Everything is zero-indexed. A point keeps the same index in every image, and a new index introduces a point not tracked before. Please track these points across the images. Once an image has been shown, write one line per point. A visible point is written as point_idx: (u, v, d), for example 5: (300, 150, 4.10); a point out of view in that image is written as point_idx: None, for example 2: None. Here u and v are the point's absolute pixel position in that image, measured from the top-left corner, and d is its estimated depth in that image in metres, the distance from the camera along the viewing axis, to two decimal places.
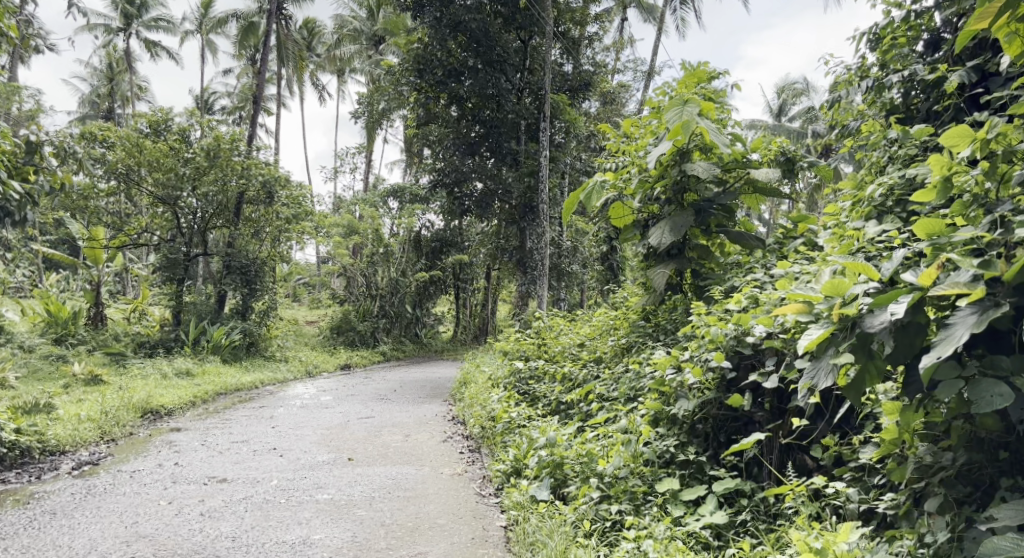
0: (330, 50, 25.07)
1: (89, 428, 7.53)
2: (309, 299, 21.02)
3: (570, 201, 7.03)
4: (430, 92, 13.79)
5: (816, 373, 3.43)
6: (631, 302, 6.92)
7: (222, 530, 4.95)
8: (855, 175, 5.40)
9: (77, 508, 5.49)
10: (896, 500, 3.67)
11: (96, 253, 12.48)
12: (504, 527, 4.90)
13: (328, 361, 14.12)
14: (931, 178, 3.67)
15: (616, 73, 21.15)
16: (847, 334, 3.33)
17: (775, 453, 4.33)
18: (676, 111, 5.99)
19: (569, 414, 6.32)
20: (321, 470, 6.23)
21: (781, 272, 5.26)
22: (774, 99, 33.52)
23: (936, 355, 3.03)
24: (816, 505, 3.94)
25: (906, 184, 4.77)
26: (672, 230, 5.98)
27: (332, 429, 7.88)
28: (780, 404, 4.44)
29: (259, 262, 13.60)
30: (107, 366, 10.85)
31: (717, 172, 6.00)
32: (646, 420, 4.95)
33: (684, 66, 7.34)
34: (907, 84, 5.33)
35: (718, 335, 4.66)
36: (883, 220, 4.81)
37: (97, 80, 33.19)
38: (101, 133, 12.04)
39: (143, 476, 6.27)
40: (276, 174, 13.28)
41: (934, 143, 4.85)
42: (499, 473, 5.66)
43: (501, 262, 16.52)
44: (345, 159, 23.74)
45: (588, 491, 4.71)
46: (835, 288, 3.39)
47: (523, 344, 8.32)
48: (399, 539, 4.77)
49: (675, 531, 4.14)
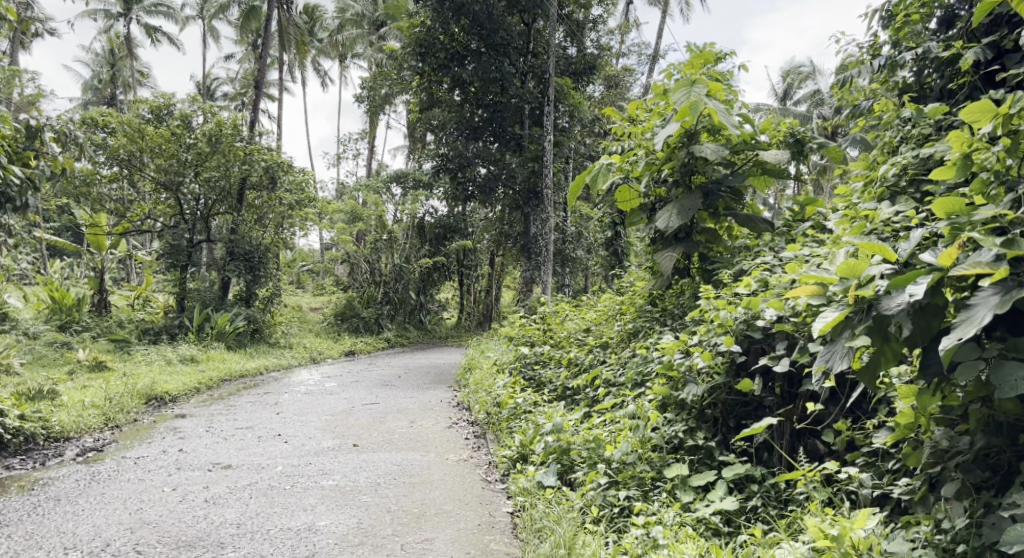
0: (332, 36, 24.94)
1: (94, 415, 7.50)
2: (312, 286, 21.01)
3: (575, 184, 6.89)
4: (433, 76, 13.70)
5: (831, 357, 3.35)
6: (637, 286, 6.83)
7: (226, 517, 4.91)
8: (867, 156, 5.31)
9: (81, 494, 5.45)
10: (912, 485, 3.60)
11: (99, 239, 12.45)
12: (511, 514, 4.85)
13: (333, 347, 14.10)
14: (950, 156, 3.58)
15: (621, 57, 21.03)
16: (863, 316, 3.25)
17: (787, 438, 4.28)
18: (683, 92, 5.94)
19: (575, 399, 6.27)
20: (327, 456, 6.20)
21: (791, 255, 5.20)
22: (780, 84, 33.37)
23: (957, 336, 2.95)
24: (829, 490, 3.88)
25: (920, 163, 4.70)
26: (679, 213, 5.92)
27: (336, 415, 7.84)
28: (791, 388, 4.38)
29: (262, 249, 13.54)
30: (111, 352, 10.82)
31: (725, 153, 5.93)
32: (654, 405, 4.91)
33: (690, 48, 7.25)
34: (920, 62, 5.27)
35: (727, 319, 4.60)
36: (895, 201, 4.73)
37: (98, 66, 33.09)
38: (103, 118, 11.96)
39: (147, 462, 6.24)
40: (279, 160, 13.21)
41: (949, 122, 4.78)
42: (505, 459, 5.62)
43: (505, 248, 16.46)
44: (348, 145, 23.66)
45: (596, 477, 4.63)
46: (851, 270, 3.30)
47: (528, 329, 8.28)
48: (405, 525, 4.72)
49: (685, 517, 4.08)
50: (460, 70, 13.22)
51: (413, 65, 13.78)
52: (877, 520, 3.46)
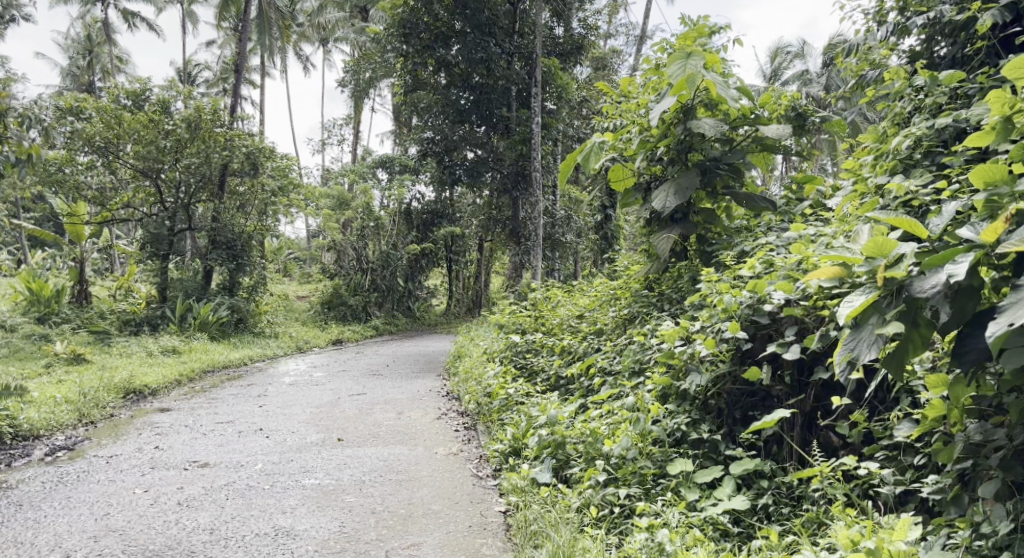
0: (314, 18, 24.34)
1: (66, 412, 7.16)
2: (298, 274, 20.62)
3: (564, 165, 6.60)
4: (417, 58, 13.10)
5: (858, 345, 3.07)
6: (634, 270, 6.53)
7: (199, 522, 4.60)
8: (876, 128, 5.02)
9: (45, 498, 5.13)
10: (941, 483, 3.41)
11: (79, 229, 12.15)
12: (504, 513, 4.57)
13: (320, 336, 13.75)
14: (992, 119, 3.31)
15: (609, 38, 20.69)
16: (894, 300, 3.00)
17: (797, 430, 4.04)
18: (678, 64, 5.56)
19: (569, 390, 5.98)
20: (309, 453, 5.89)
21: (796, 235, 4.94)
22: (768, 65, 32.99)
23: (1008, 320, 2.70)
24: (847, 489, 3.65)
25: (935, 134, 4.45)
26: (676, 192, 5.59)
27: (321, 408, 7.51)
28: (801, 376, 4.13)
29: (245, 237, 13.09)
30: (91, 344, 10.46)
31: (724, 129, 5.62)
32: (654, 396, 4.60)
33: (683, 21, 6.93)
34: (931, 29, 5.02)
35: (732, 304, 4.32)
36: (909, 174, 4.49)
37: (74, 52, 32.32)
38: (79, 104, 11.51)
39: (120, 461, 5.91)
40: (261, 145, 12.80)
41: (965, 89, 4.51)
42: (496, 453, 5.33)
43: (492, 234, 16.07)
44: (333, 131, 23.19)
45: (594, 473, 4.35)
46: (878, 248, 3.06)
47: (520, 316, 7.96)
48: (390, 528, 4.43)
49: (691, 518, 3.82)
50: (446, 52, 12.93)
51: (397, 47, 13.10)
52: (915, 529, 3.25)
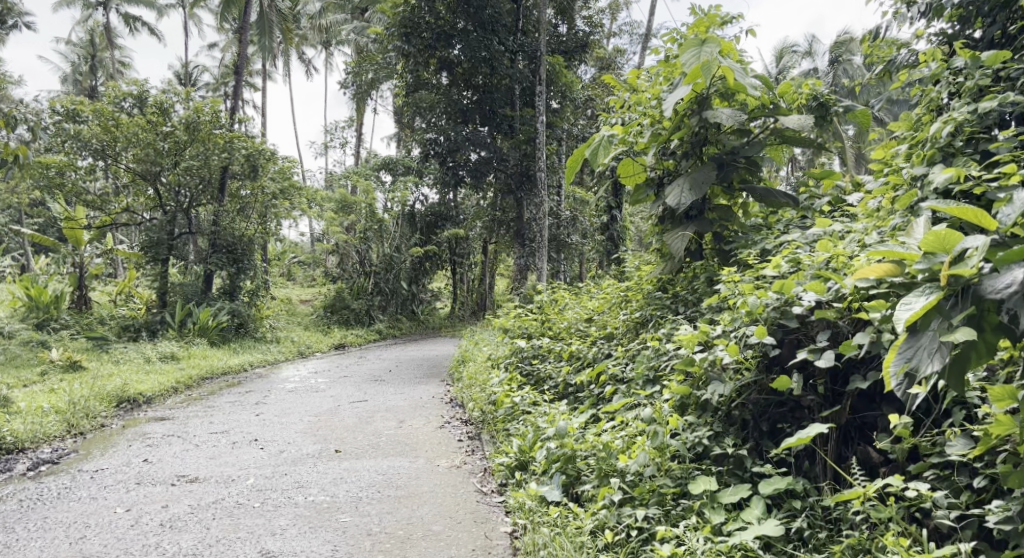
0: (315, 20, 23.94)
1: (54, 422, 6.82)
2: (302, 277, 20.27)
3: (571, 159, 6.15)
4: (419, 57, 12.67)
5: (916, 355, 2.73)
6: (646, 271, 6.18)
7: (181, 546, 4.27)
8: (910, 115, 4.66)
9: (20, 520, 4.79)
10: (1008, 510, 3.09)
11: (77, 234, 11.89)
12: (511, 535, 4.24)
13: (322, 341, 13.42)
14: None
15: (613, 36, 20.30)
16: (959, 302, 2.67)
17: (831, 444, 3.68)
18: (693, 52, 5.17)
19: (579, 398, 5.63)
20: (305, 466, 5.54)
21: (821, 231, 4.58)
22: (772, 66, 32.49)
23: None
24: (894, 513, 3.30)
25: (977, 120, 4.10)
26: (692, 188, 5.23)
27: (320, 416, 7.17)
28: (835, 386, 3.78)
29: (246, 241, 12.74)
30: (87, 352, 10.11)
31: (743, 119, 5.24)
32: (672, 406, 4.25)
33: (693, 10, 6.55)
34: (967, 9, 4.67)
35: (757, 307, 3.96)
36: (950, 163, 4.12)
37: (76, 57, 31.87)
38: (76, 106, 11.14)
39: (105, 477, 5.57)
40: (260, 147, 12.46)
41: (1008, 71, 4.17)
42: (501, 467, 4.98)
43: (496, 236, 15.68)
44: (335, 133, 22.81)
45: (609, 492, 4.02)
46: (939, 242, 2.74)
47: (524, 321, 7.58)
48: (387, 553, 4.10)
49: (717, 544, 3.47)
50: (447, 52, 12.51)
51: (399, 46, 12.75)
52: None
